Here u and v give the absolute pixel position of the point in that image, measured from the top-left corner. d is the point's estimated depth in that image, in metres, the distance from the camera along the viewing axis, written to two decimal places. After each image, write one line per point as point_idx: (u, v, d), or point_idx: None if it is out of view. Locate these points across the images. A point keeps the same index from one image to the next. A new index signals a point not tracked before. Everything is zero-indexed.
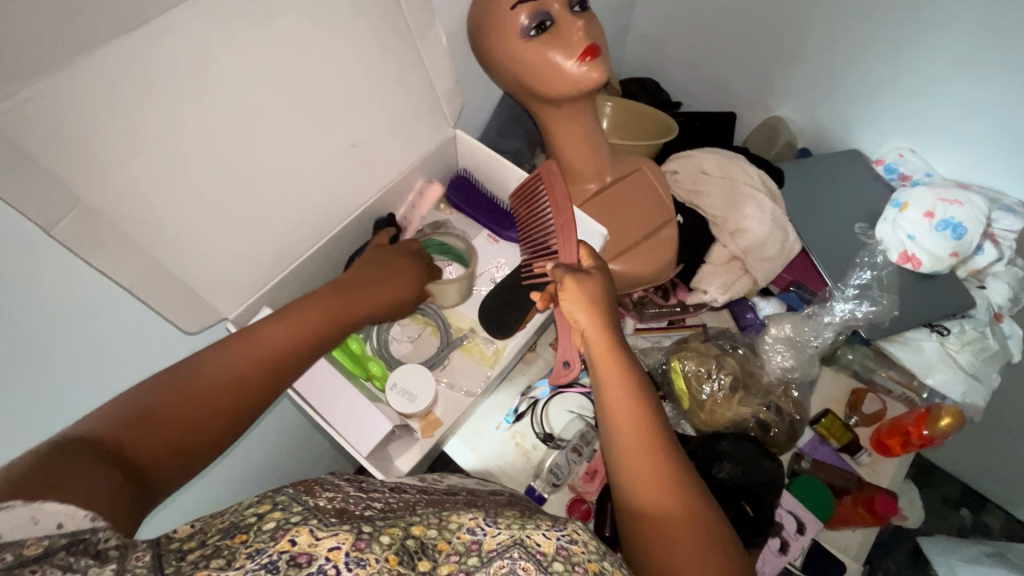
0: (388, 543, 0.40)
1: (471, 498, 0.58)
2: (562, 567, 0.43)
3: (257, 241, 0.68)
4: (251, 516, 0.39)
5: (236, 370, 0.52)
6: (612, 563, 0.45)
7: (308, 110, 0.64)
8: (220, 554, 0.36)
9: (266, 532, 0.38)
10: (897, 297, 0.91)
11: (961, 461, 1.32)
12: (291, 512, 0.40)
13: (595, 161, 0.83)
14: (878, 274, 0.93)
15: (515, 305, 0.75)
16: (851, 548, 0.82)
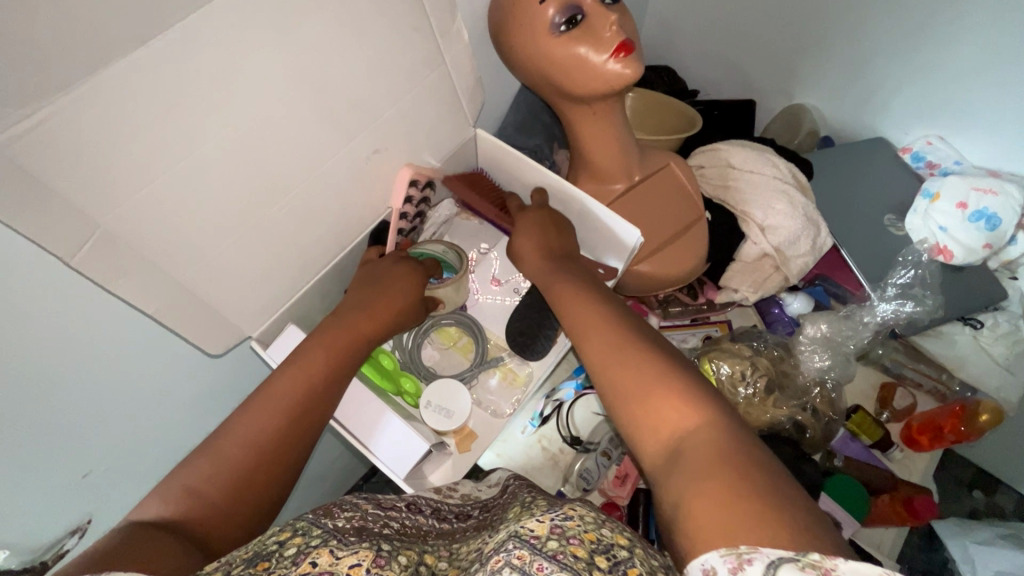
0: (405, 564, 0.41)
1: (484, 515, 0.58)
2: (558, 545, 0.41)
3: (281, 256, 0.65)
4: (273, 544, 0.40)
5: (260, 427, 0.49)
6: (609, 531, 0.43)
7: (331, 118, 0.61)
8: None
9: (288, 557, 0.38)
10: (942, 296, 0.89)
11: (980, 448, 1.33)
12: (311, 537, 0.40)
13: (624, 161, 0.80)
14: (919, 271, 0.89)
15: (542, 322, 0.72)
16: (885, 543, 0.83)
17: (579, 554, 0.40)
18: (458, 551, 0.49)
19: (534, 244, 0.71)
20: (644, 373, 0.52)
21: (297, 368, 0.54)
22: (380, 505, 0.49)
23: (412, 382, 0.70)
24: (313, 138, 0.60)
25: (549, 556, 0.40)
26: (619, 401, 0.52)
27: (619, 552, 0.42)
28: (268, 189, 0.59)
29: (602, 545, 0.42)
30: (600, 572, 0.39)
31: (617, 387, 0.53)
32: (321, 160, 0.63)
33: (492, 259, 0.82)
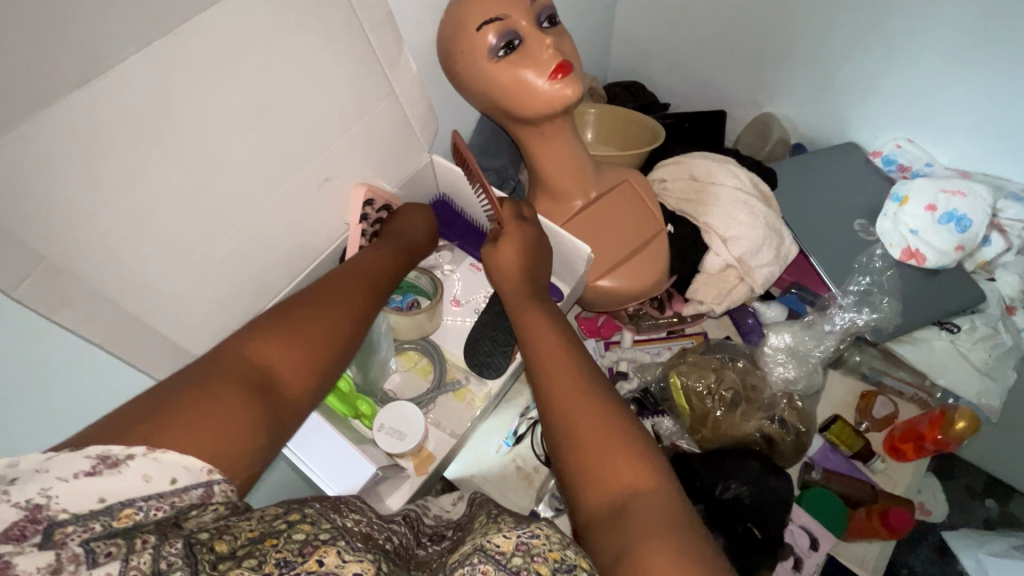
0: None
1: (456, 533, 0.56)
2: (521, 561, 0.40)
3: (236, 284, 0.66)
4: (280, 523, 0.37)
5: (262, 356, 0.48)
6: (575, 553, 0.42)
7: (278, 150, 0.63)
8: (252, 555, 0.34)
9: (294, 543, 0.35)
10: (902, 300, 0.87)
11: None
12: (320, 529, 0.37)
13: (580, 178, 0.81)
14: (875, 282, 0.88)
15: (496, 342, 0.74)
16: (868, 560, 0.78)
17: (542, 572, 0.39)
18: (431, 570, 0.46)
19: (513, 256, 0.68)
20: (608, 420, 0.52)
21: (317, 303, 0.55)
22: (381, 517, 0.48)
23: (369, 406, 0.69)
24: (261, 170, 0.62)
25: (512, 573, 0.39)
26: (571, 435, 0.51)
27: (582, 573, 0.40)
28: (214, 219, 0.60)
29: (566, 564, 0.40)
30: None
31: (569, 421, 0.52)
32: (269, 189, 0.64)
33: (454, 281, 0.83)
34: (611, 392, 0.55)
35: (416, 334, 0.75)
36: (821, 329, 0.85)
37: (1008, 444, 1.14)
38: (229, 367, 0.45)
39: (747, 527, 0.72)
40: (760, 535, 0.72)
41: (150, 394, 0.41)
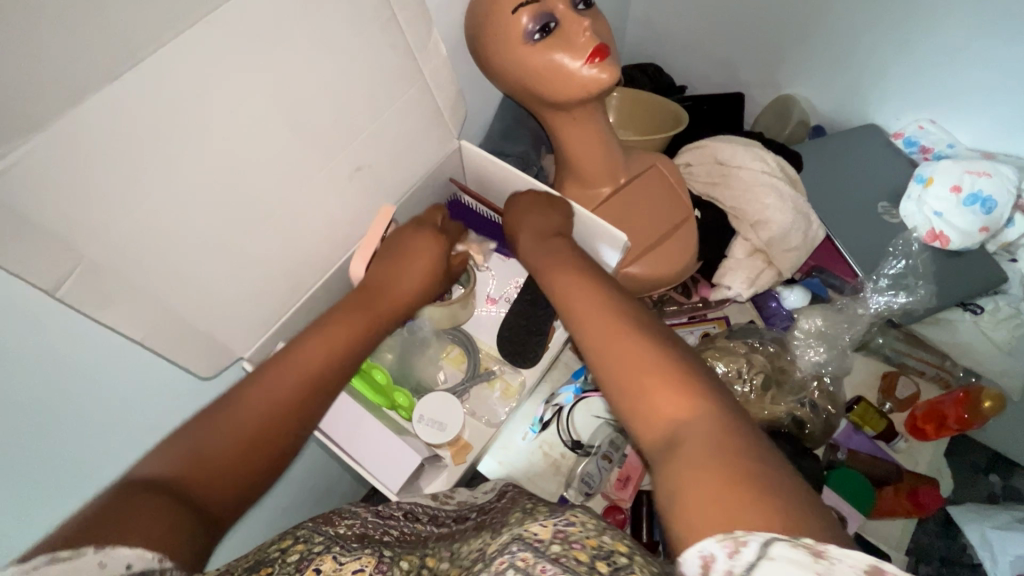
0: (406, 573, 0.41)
1: (482, 519, 0.55)
2: (560, 548, 0.40)
3: (271, 277, 0.65)
4: (273, 551, 0.40)
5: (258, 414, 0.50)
6: (611, 538, 0.42)
7: (312, 139, 0.61)
8: None
9: (291, 562, 0.39)
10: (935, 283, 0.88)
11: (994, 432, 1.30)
12: (314, 543, 0.41)
13: (608, 164, 0.80)
14: (911, 263, 0.89)
15: (531, 331, 0.73)
16: (893, 537, 0.80)
17: (581, 558, 0.39)
18: (461, 551, 0.47)
19: (535, 234, 0.71)
20: (647, 357, 0.51)
21: (320, 341, 0.57)
22: (379, 512, 0.51)
23: (406, 398, 0.68)
24: (295, 161, 0.61)
25: (552, 558, 0.38)
26: (613, 381, 0.51)
27: (620, 558, 0.40)
28: (248, 209, 0.59)
29: (604, 550, 0.40)
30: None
31: (609, 368, 0.52)
32: (303, 179, 0.63)
33: (488, 277, 0.80)
34: (654, 331, 0.54)
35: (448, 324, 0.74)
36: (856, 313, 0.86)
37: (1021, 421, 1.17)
38: (232, 422, 0.48)
39: None
40: None
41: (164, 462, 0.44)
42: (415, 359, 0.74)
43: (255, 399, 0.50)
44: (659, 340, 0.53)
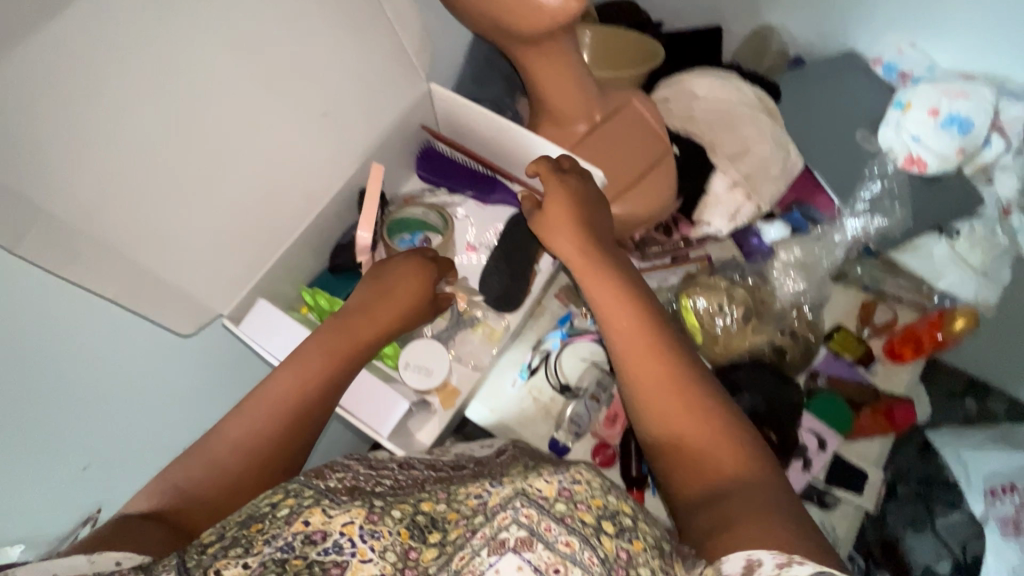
0: (400, 517, 0.42)
1: (479, 468, 0.58)
2: (566, 508, 0.42)
3: (244, 230, 0.63)
4: (265, 506, 0.41)
5: (259, 428, 0.51)
6: (615, 500, 0.45)
7: (269, 82, 0.58)
8: (238, 543, 0.38)
9: (280, 518, 0.40)
10: (910, 205, 0.90)
11: (969, 358, 1.35)
12: (303, 497, 0.42)
13: (584, 103, 0.78)
14: (888, 183, 0.91)
15: (512, 275, 0.73)
16: (870, 455, 0.84)
17: (587, 519, 0.42)
18: (456, 491, 0.47)
19: (566, 230, 0.65)
20: (699, 411, 0.51)
21: (324, 347, 0.57)
22: (371, 465, 0.53)
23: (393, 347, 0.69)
24: (254, 106, 0.58)
25: (557, 518, 0.41)
26: (659, 423, 0.53)
27: (623, 519, 0.43)
28: (213, 155, 0.56)
29: (608, 511, 0.43)
30: (607, 536, 0.41)
31: (657, 410, 0.53)
32: (268, 123, 0.60)
33: (467, 225, 0.79)
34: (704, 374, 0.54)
35: None
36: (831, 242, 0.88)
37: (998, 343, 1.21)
38: (230, 441, 0.49)
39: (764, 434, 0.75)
40: (776, 440, 0.75)
41: (167, 476, 0.47)
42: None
43: (264, 421, 0.51)
44: (708, 385, 0.54)
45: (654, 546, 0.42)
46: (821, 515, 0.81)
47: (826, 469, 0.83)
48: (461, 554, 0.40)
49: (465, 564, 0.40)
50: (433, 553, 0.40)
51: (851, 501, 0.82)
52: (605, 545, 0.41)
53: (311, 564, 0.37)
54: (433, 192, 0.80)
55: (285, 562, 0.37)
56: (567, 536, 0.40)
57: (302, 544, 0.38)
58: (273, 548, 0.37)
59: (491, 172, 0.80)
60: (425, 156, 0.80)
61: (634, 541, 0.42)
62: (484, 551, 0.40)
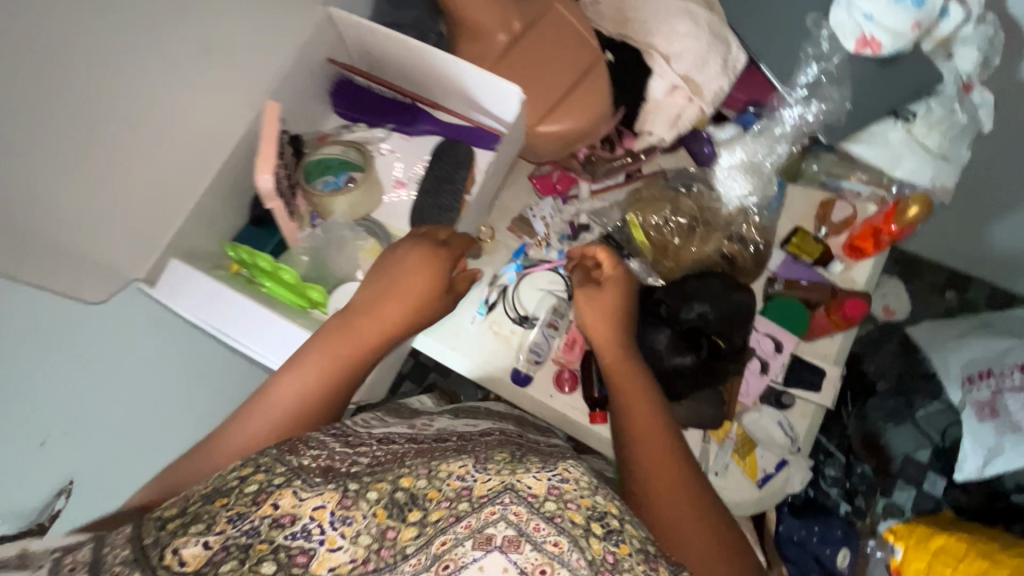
0: (375, 498, 0.43)
1: (462, 442, 0.56)
2: (556, 508, 0.42)
3: (138, 186, 0.57)
4: (234, 480, 0.42)
5: (262, 438, 0.52)
6: (604, 498, 0.45)
7: (176, 25, 0.52)
8: (200, 519, 0.39)
9: (249, 496, 0.41)
10: (851, 87, 0.83)
11: (936, 247, 1.33)
12: (274, 475, 0.43)
13: (499, 6, 0.73)
14: (825, 67, 0.84)
15: (440, 207, 0.70)
16: (830, 353, 0.85)
17: (576, 520, 0.42)
18: (437, 467, 0.47)
19: (600, 315, 0.69)
20: (704, 507, 0.57)
21: (329, 354, 0.55)
22: (349, 442, 0.51)
23: (319, 293, 0.64)
24: (161, 56, 0.52)
25: (546, 517, 0.41)
26: (650, 487, 0.57)
27: (611, 521, 0.44)
28: (118, 114, 0.51)
29: (597, 512, 0.43)
30: (594, 538, 0.42)
31: (653, 477, 0.58)
32: (174, 76, 0.55)
33: (394, 160, 0.75)
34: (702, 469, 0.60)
35: (353, 213, 0.71)
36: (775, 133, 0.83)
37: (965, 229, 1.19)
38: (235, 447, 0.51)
39: (710, 340, 0.75)
40: (725, 346, 0.75)
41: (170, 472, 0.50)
42: (330, 257, 0.70)
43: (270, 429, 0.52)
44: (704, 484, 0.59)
45: (639, 549, 0.43)
46: (780, 415, 0.82)
47: (785, 371, 0.84)
48: (442, 541, 0.40)
49: (446, 552, 0.39)
50: (411, 532, 0.41)
51: (809, 401, 0.83)
52: (593, 547, 0.41)
53: (276, 548, 0.38)
54: (353, 128, 0.77)
55: (249, 546, 0.37)
56: (555, 537, 0.40)
57: (270, 528, 0.39)
58: (238, 530, 0.38)
59: (412, 102, 0.76)
60: (339, 92, 0.75)
61: (620, 545, 0.42)
62: (467, 543, 0.40)
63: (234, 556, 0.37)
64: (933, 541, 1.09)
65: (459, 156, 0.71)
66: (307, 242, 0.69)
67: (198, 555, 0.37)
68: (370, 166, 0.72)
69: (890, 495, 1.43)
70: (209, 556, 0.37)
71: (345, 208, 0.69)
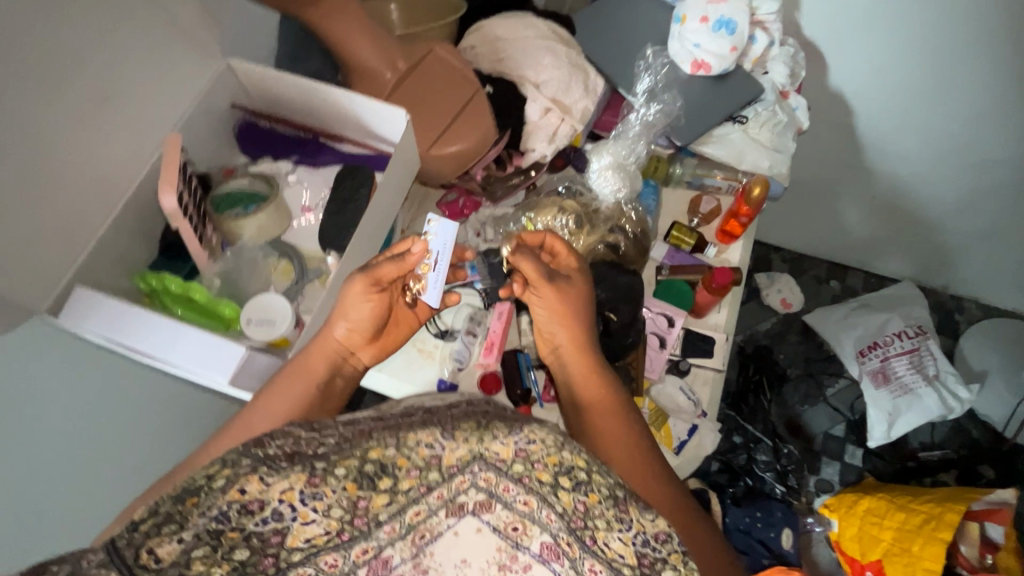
0: (347, 471, 0.50)
1: (428, 415, 0.56)
2: (522, 468, 0.53)
3: (43, 224, 0.61)
4: (200, 477, 0.46)
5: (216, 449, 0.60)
6: (570, 453, 0.53)
7: (72, 79, 0.59)
8: (172, 519, 0.44)
9: (218, 488, 0.46)
10: (680, 95, 0.97)
11: (799, 237, 1.66)
12: (239, 466, 0.47)
13: (383, 50, 0.85)
14: (655, 77, 0.97)
15: (348, 225, 0.77)
16: (720, 323, 0.96)
17: (544, 478, 0.52)
18: (405, 435, 0.53)
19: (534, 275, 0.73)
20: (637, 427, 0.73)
21: (275, 390, 0.64)
22: (314, 427, 0.52)
23: (233, 308, 0.68)
24: (55, 105, 0.58)
25: (514, 478, 0.52)
26: (603, 422, 0.72)
27: (580, 474, 0.52)
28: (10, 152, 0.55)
29: (563, 467, 0.53)
30: (564, 491, 0.52)
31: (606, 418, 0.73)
32: (78, 125, 0.62)
33: (301, 190, 0.82)
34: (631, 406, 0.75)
35: (262, 234, 0.76)
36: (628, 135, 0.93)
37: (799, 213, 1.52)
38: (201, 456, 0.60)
39: (605, 316, 0.83)
40: (616, 320, 0.83)
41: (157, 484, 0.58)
42: (242, 281, 0.73)
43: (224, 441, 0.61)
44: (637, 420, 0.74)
45: (609, 496, 0.52)
46: (681, 382, 0.91)
47: (681, 344, 0.93)
48: (415, 512, 0.51)
49: (421, 522, 0.51)
50: (383, 500, 0.50)
51: (707, 367, 0.92)
52: (564, 500, 0.51)
53: (248, 535, 0.46)
54: (258, 163, 0.83)
55: (220, 534, 0.45)
56: (524, 497, 0.52)
57: (240, 514, 0.46)
58: (211, 516, 0.45)
59: (316, 136, 0.83)
60: (245, 133, 0.82)
61: (589, 494, 0.52)
62: (442, 510, 0.52)
63: (206, 542, 0.45)
64: (860, 505, 1.22)
65: (362, 176, 0.79)
66: (217, 265, 0.72)
67: (171, 551, 0.44)
68: (278, 193, 0.77)
69: (818, 470, 1.53)
70: (184, 546, 0.44)
71: (255, 230, 0.75)
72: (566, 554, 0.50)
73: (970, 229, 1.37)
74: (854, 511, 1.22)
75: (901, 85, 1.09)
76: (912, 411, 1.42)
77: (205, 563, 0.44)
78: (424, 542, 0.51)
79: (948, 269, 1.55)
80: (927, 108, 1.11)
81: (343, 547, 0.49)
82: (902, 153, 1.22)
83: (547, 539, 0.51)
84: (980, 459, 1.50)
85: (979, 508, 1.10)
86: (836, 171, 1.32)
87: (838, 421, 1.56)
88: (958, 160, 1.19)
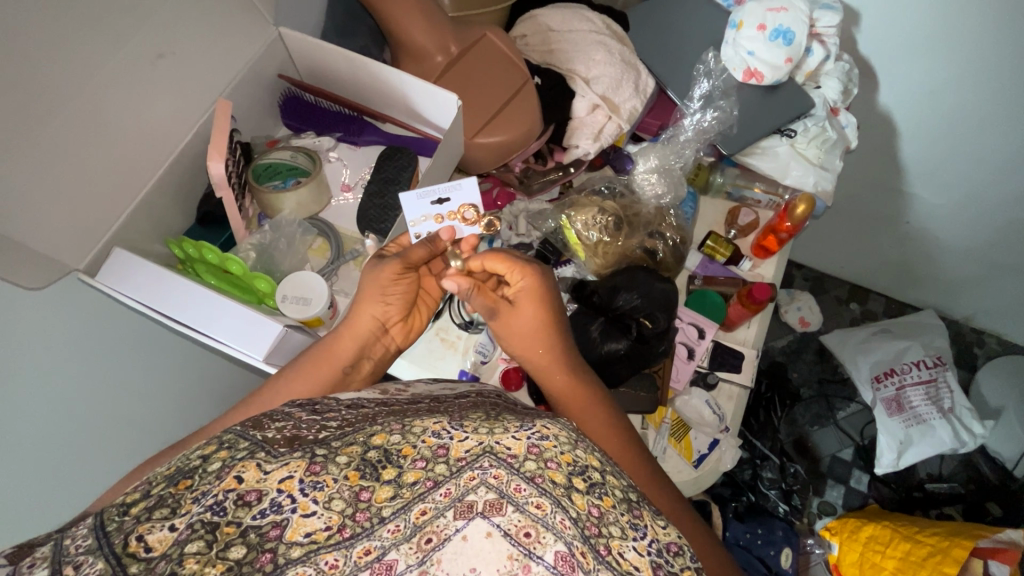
0: (347, 459, 0.39)
1: (436, 403, 0.55)
2: (536, 467, 0.39)
3: (89, 181, 0.60)
4: (195, 460, 0.39)
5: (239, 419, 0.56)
6: (584, 452, 0.42)
7: (131, 37, 0.58)
8: (165, 503, 0.35)
9: (212, 472, 0.37)
10: (735, 99, 0.94)
11: (825, 257, 1.64)
12: (237, 450, 0.39)
13: (434, 31, 0.84)
14: (715, 83, 0.95)
15: (387, 207, 0.76)
16: (749, 338, 0.94)
17: (558, 480, 0.39)
18: (410, 424, 0.44)
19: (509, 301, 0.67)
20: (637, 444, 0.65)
21: (305, 368, 0.61)
22: (315, 409, 0.47)
23: (268, 283, 0.66)
24: (112, 62, 0.57)
25: (528, 478, 0.38)
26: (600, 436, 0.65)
27: (594, 474, 0.41)
28: (65, 106, 0.55)
29: (579, 467, 0.41)
30: (579, 493, 0.39)
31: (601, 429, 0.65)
32: (131, 83, 0.61)
33: (341, 167, 0.81)
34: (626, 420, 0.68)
35: (300, 209, 0.75)
36: (678, 141, 0.94)
37: (831, 232, 1.50)
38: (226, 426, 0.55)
39: (638, 322, 0.82)
40: (650, 327, 0.82)
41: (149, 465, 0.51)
42: (278, 256, 0.73)
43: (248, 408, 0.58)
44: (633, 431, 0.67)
45: (623, 500, 0.41)
46: (707, 395, 0.90)
47: (709, 356, 0.92)
48: (421, 510, 0.36)
49: (427, 523, 0.35)
50: (387, 493, 0.37)
51: (733, 382, 0.91)
52: (578, 503, 0.38)
53: (245, 530, 0.34)
54: (301, 137, 0.82)
55: (216, 527, 0.34)
56: (538, 499, 0.37)
57: (235, 507, 0.35)
58: (201, 506, 0.34)
59: (358, 115, 0.82)
60: (290, 105, 0.81)
61: (603, 497, 0.40)
62: (449, 514, 0.36)
63: (201, 535, 0.33)
64: (863, 531, 1.20)
65: (405, 159, 0.77)
66: (254, 238, 0.72)
67: (164, 539, 0.33)
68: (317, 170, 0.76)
69: (823, 493, 1.52)
70: (177, 536, 0.33)
71: (294, 204, 0.74)
72: (583, 566, 0.34)
73: (1002, 265, 1.33)
74: (856, 536, 1.20)
75: (952, 111, 1.05)
76: (923, 442, 1.39)
77: (198, 562, 0.32)
78: (431, 548, 0.34)
79: (973, 303, 1.52)
80: (973, 139, 1.08)
81: (343, 544, 0.34)
82: (942, 181, 1.19)
83: (563, 549, 0.35)
84: (986, 496, 1.47)
85: (985, 545, 1.05)
86: (872, 192, 1.30)
87: (846, 445, 1.55)
88: (997, 193, 1.15)
